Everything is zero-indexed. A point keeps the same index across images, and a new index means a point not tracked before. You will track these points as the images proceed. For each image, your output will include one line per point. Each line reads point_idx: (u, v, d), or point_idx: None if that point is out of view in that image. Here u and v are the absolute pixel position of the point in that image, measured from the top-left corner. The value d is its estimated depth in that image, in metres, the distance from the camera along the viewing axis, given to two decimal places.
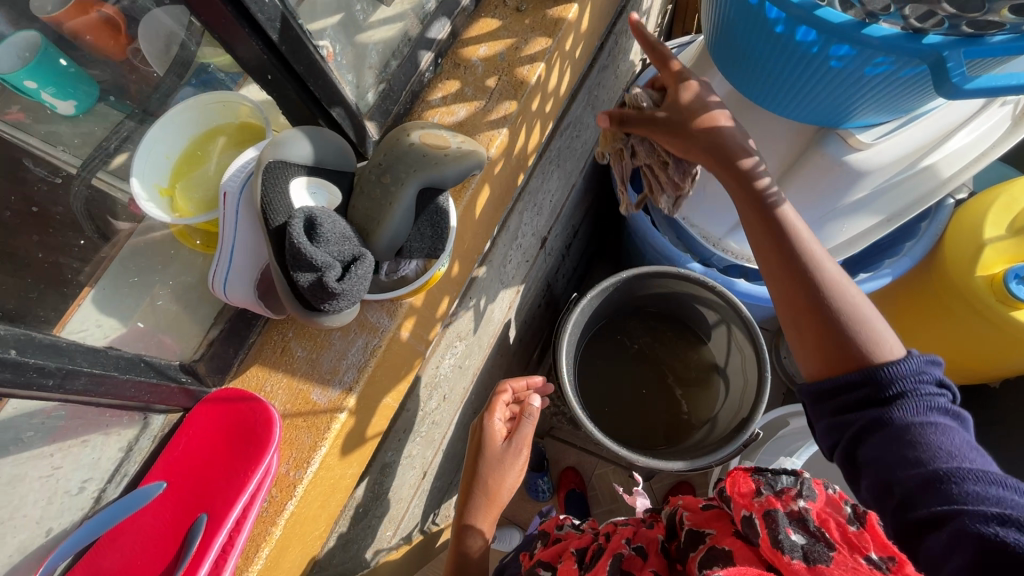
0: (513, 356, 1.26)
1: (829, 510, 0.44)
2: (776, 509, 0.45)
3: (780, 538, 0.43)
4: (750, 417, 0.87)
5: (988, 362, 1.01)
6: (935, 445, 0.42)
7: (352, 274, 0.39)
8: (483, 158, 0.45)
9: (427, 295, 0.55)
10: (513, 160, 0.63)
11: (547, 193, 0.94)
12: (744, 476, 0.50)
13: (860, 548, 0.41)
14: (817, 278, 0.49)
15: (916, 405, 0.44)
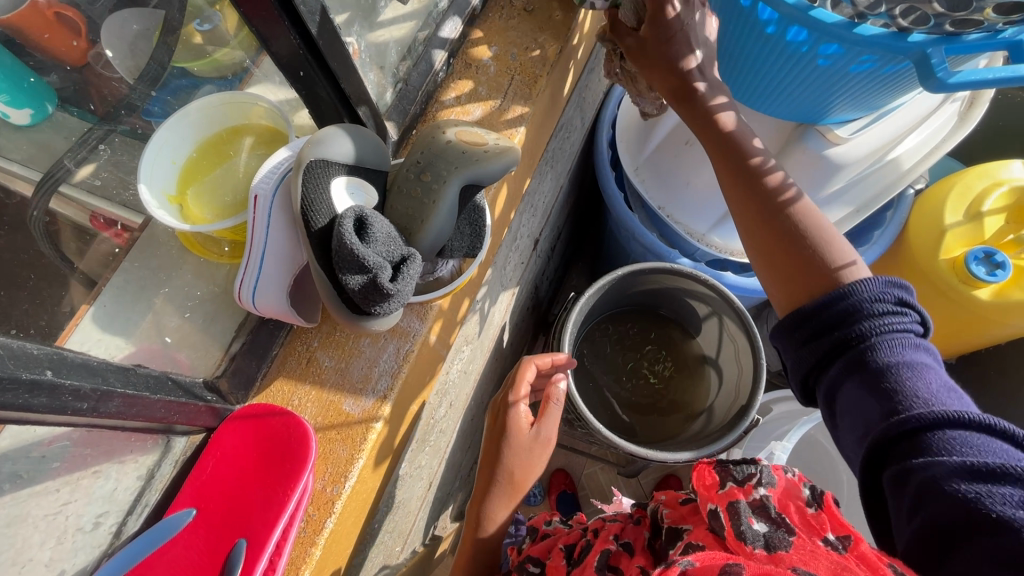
0: (505, 360, 1.25)
1: (790, 497, 0.45)
2: (738, 499, 0.45)
3: (742, 529, 0.42)
4: (750, 404, 0.89)
5: (950, 340, 1.07)
6: (901, 380, 0.39)
7: (404, 275, 0.38)
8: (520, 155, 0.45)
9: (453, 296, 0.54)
10: (525, 159, 0.63)
11: (541, 194, 0.95)
12: (706, 469, 0.50)
13: (819, 532, 0.41)
14: (788, 214, 0.47)
15: (885, 345, 0.40)
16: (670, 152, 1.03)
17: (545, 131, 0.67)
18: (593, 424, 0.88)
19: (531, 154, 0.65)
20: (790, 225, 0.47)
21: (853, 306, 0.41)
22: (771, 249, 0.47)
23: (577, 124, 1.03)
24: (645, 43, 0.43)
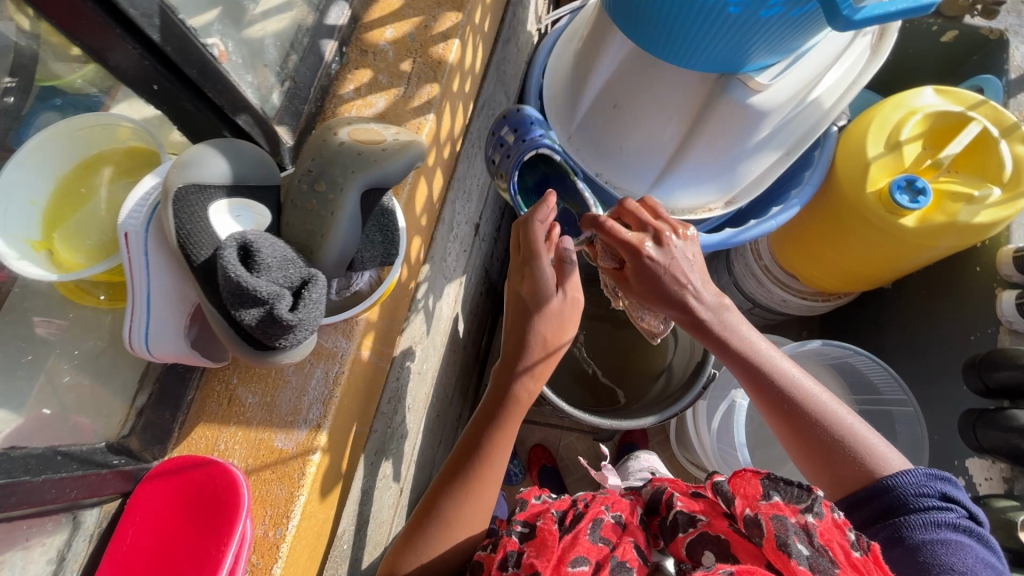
0: (464, 349, 1.23)
1: (835, 532, 0.49)
2: (785, 516, 0.50)
3: (786, 542, 0.49)
4: (705, 361, 0.91)
5: (883, 269, 1.12)
6: (942, 556, 0.48)
7: (305, 301, 0.34)
8: (424, 148, 0.41)
9: (382, 305, 0.50)
10: (443, 148, 0.60)
11: (474, 179, 0.91)
12: (756, 480, 0.55)
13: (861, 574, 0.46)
14: (812, 415, 0.59)
15: (925, 524, 0.50)
16: (600, 117, 1.01)
17: (461, 115, 0.63)
18: (556, 404, 0.89)
19: (448, 142, 0.61)
20: (818, 425, 0.58)
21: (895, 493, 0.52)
22: (808, 447, 0.58)
23: (501, 99, 0.98)
24: (646, 282, 0.60)
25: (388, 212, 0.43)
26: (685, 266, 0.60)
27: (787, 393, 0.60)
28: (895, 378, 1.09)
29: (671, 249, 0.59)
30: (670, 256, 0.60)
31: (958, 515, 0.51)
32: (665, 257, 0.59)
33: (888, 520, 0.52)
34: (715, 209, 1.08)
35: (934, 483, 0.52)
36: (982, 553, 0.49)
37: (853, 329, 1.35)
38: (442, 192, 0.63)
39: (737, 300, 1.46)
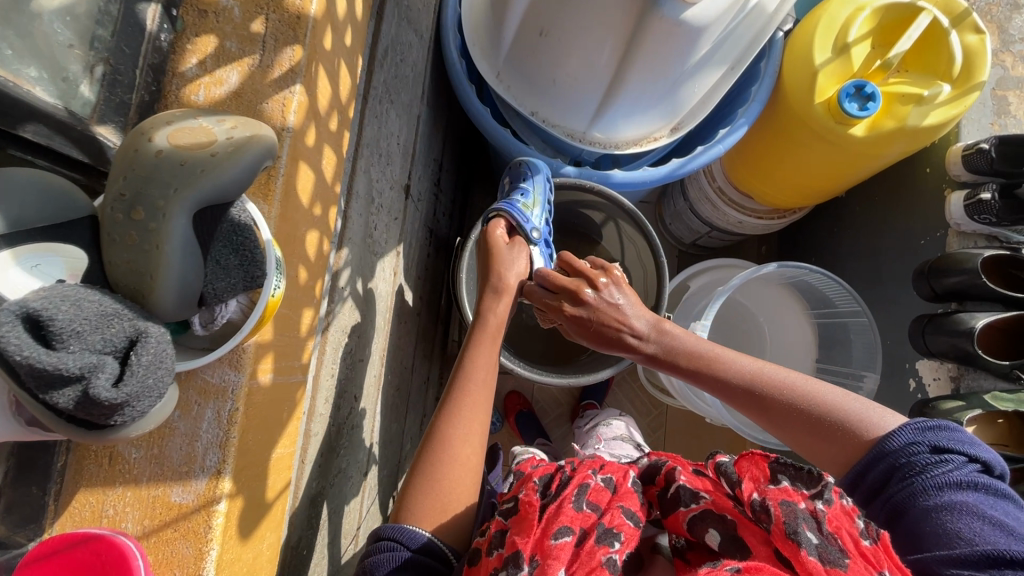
0: (419, 313, 1.18)
1: (845, 519, 0.50)
2: (795, 502, 0.52)
3: (796, 531, 0.49)
4: (660, 304, 0.88)
5: (833, 181, 1.08)
6: (946, 520, 0.51)
7: (133, 372, 0.30)
8: (272, 142, 0.33)
9: (275, 321, 0.44)
10: (328, 120, 0.51)
11: (393, 139, 0.82)
12: (766, 470, 0.57)
13: (871, 563, 0.47)
14: (792, 405, 0.63)
15: (926, 488, 0.53)
16: (527, 49, 0.91)
17: (347, 75, 0.54)
18: (512, 369, 0.86)
19: (336, 110, 0.52)
20: (804, 415, 0.62)
21: (895, 464, 0.55)
22: (803, 440, 0.62)
23: (411, 40, 0.86)
24: (590, 333, 0.72)
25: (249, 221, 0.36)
26: (607, 308, 0.71)
27: (759, 397, 0.65)
28: (850, 292, 1.09)
29: (591, 302, 0.71)
30: (595, 307, 0.71)
31: (960, 470, 0.53)
32: (588, 307, 0.71)
33: (892, 490, 0.55)
34: (660, 137, 1.01)
35: (930, 445, 0.55)
36: (993, 508, 0.51)
37: (811, 241, 1.34)
38: (340, 169, 0.55)
39: (694, 224, 1.43)
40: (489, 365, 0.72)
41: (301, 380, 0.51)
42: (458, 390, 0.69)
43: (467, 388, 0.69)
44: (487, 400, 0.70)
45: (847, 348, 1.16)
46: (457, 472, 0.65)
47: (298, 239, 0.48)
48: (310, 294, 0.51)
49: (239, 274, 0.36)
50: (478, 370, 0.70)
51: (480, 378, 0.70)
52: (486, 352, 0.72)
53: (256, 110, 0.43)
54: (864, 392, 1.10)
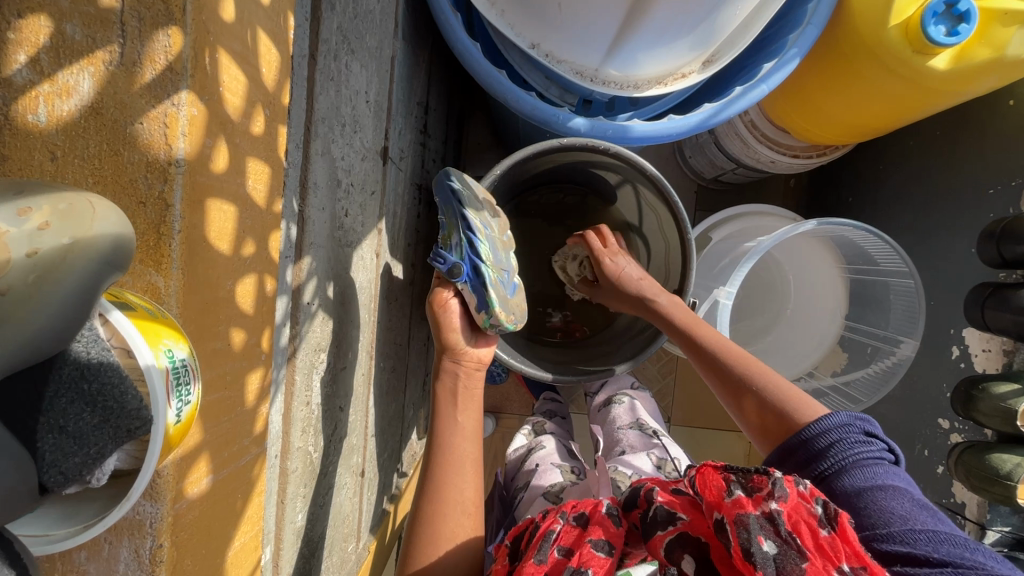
0: (412, 278, 1.07)
1: (802, 509, 0.45)
2: (747, 513, 0.46)
3: (751, 551, 0.44)
4: (685, 285, 0.77)
5: (891, 118, 0.90)
6: (880, 499, 0.50)
7: None
8: (123, 230, 0.27)
9: (200, 419, 0.34)
10: (248, 122, 0.37)
11: (360, 99, 0.66)
12: (717, 476, 0.50)
13: (832, 558, 0.42)
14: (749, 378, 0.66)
15: (859, 470, 0.52)
16: None
17: (271, 47, 0.38)
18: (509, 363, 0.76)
19: (258, 103, 0.38)
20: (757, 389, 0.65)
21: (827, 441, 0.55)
22: (751, 410, 0.65)
23: None
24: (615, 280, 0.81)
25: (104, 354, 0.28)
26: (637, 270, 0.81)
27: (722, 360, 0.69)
28: (896, 249, 0.96)
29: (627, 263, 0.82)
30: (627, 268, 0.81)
31: (881, 455, 0.54)
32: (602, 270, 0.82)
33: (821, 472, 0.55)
34: (690, 74, 0.82)
35: (861, 427, 0.55)
36: (916, 494, 0.50)
37: (851, 180, 1.18)
38: (277, 179, 0.41)
39: (718, 159, 1.22)
40: (462, 424, 0.66)
41: (257, 453, 0.42)
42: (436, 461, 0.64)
43: (445, 456, 0.64)
44: (477, 459, 0.65)
45: (884, 308, 1.06)
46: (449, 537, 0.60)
47: (223, 299, 0.36)
48: (254, 351, 0.40)
49: (109, 427, 0.28)
50: (454, 437, 0.65)
51: (452, 441, 0.65)
52: (451, 411, 0.67)
53: (126, 134, 0.30)
54: (898, 358, 1.02)
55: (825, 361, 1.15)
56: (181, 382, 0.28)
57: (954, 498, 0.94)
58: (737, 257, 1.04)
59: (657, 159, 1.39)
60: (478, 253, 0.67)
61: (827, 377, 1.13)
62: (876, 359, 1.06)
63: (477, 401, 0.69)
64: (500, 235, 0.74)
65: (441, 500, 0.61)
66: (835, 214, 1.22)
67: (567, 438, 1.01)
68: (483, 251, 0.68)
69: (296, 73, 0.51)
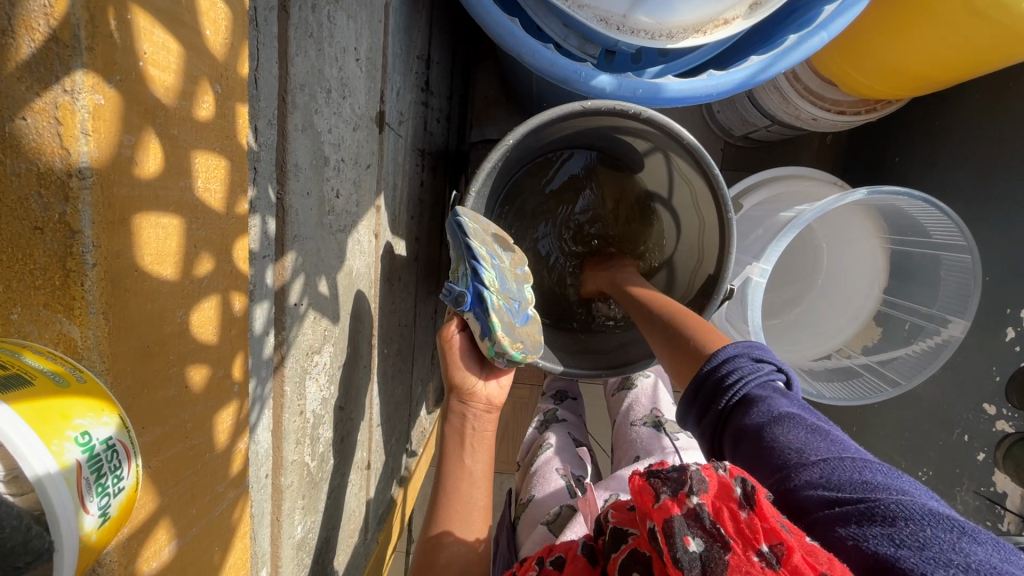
0: (416, 251, 0.99)
1: (722, 490, 0.36)
2: (670, 514, 0.37)
3: (677, 556, 0.35)
4: (721, 272, 0.67)
5: (959, 69, 0.79)
6: (776, 429, 0.45)
7: None
8: None
9: (149, 485, 0.28)
10: (190, 105, 0.28)
11: (347, 58, 0.56)
12: (639, 479, 0.41)
13: (753, 541, 0.34)
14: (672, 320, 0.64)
15: (756, 401, 0.48)
16: None
17: (217, 0, 0.29)
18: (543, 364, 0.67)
19: (202, 76, 0.29)
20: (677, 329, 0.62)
21: (723, 373, 0.51)
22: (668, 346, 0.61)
23: None
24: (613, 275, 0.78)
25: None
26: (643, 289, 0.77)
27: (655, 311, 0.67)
28: (954, 221, 0.86)
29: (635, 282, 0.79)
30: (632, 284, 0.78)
31: (772, 378, 0.50)
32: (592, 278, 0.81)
33: (723, 409, 0.50)
34: (734, 20, 0.69)
35: (751, 354, 0.52)
36: (809, 417, 0.46)
37: (901, 139, 1.06)
38: (239, 172, 0.33)
39: (751, 116, 1.10)
40: (470, 470, 0.64)
41: (237, 495, 0.37)
42: (443, 508, 0.62)
43: (453, 505, 0.62)
44: (485, 509, 0.64)
45: (932, 284, 0.96)
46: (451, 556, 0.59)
47: (170, 335, 0.29)
48: (222, 384, 0.34)
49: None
50: (463, 484, 0.63)
51: (461, 487, 0.62)
52: (461, 455, 0.64)
53: (7, 133, 0.22)
54: (944, 338, 0.94)
55: (856, 337, 1.04)
56: (99, 475, 0.24)
57: (994, 487, 0.89)
58: (773, 228, 0.95)
59: (682, 113, 1.26)
60: (481, 281, 0.60)
61: (858, 354, 1.02)
62: (918, 338, 0.97)
63: (487, 446, 0.66)
64: (513, 265, 0.66)
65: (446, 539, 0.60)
66: (879, 176, 1.11)
67: (578, 427, 1.05)
68: (488, 278, 0.61)
69: (263, 29, 0.41)
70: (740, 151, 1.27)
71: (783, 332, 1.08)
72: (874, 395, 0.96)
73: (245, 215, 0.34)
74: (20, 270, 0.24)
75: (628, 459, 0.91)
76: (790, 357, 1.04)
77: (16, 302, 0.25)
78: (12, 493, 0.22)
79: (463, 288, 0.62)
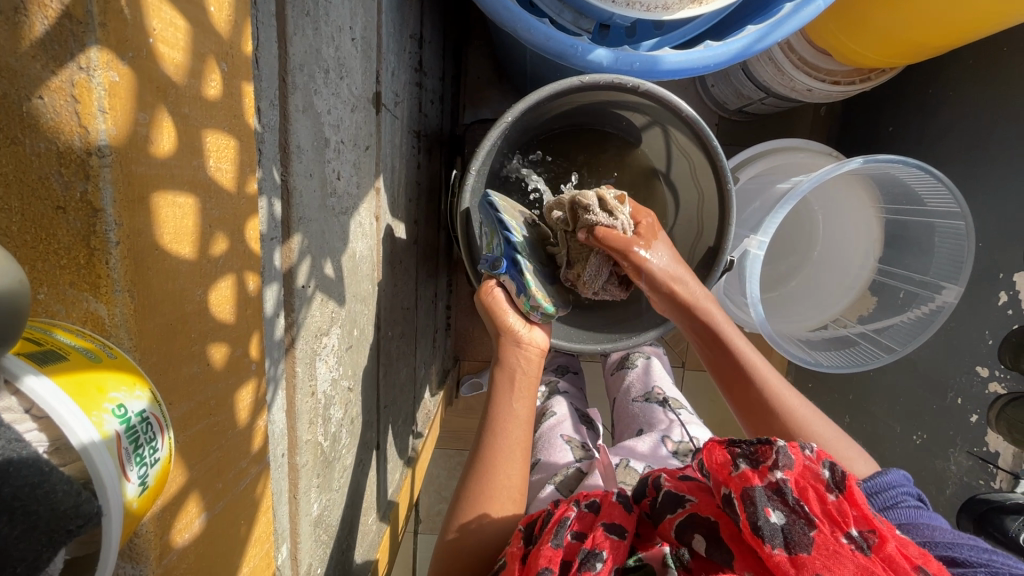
0: (416, 234, 0.99)
1: (808, 475, 0.42)
2: (754, 486, 0.43)
3: (759, 524, 0.41)
4: (722, 243, 0.68)
5: (953, 34, 0.79)
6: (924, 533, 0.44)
7: None
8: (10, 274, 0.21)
9: (181, 458, 0.29)
10: (198, 84, 0.28)
11: (344, 38, 0.55)
12: (720, 449, 0.46)
13: (840, 524, 0.39)
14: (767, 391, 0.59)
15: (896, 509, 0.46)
16: None
17: None
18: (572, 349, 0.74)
19: (209, 53, 0.29)
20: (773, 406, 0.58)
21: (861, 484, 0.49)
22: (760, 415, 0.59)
23: None
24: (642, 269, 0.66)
25: (20, 449, 0.22)
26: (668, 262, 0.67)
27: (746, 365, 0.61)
28: (948, 187, 0.87)
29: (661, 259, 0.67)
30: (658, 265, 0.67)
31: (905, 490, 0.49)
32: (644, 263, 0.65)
33: None
34: None
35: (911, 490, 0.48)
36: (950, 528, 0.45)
37: (894, 108, 1.07)
38: (246, 151, 0.33)
39: (745, 89, 1.10)
40: (515, 412, 0.64)
41: (259, 470, 0.38)
42: (485, 446, 0.62)
43: (495, 442, 0.62)
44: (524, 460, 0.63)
45: (926, 252, 0.97)
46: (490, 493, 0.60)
47: (190, 314, 0.29)
48: (243, 363, 0.34)
49: (35, 538, 0.22)
50: (506, 424, 0.63)
51: (504, 427, 0.63)
52: (506, 396, 0.66)
53: (25, 112, 0.22)
54: (938, 304, 0.95)
55: (852, 307, 1.05)
56: (136, 446, 0.25)
57: (986, 447, 0.91)
58: (770, 200, 0.96)
59: (676, 88, 1.26)
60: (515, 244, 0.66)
61: (854, 324, 1.04)
62: (912, 306, 0.98)
63: (531, 388, 0.67)
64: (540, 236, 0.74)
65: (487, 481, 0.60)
66: (874, 146, 1.12)
67: (579, 399, 1.07)
68: (519, 242, 0.67)
69: (261, 8, 0.41)
70: (735, 125, 1.27)
71: (780, 305, 1.09)
72: (870, 361, 0.98)
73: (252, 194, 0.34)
74: (45, 250, 0.25)
75: (632, 433, 0.93)
76: (788, 328, 1.05)
77: (43, 282, 0.25)
78: (58, 461, 0.23)
79: (498, 255, 0.68)
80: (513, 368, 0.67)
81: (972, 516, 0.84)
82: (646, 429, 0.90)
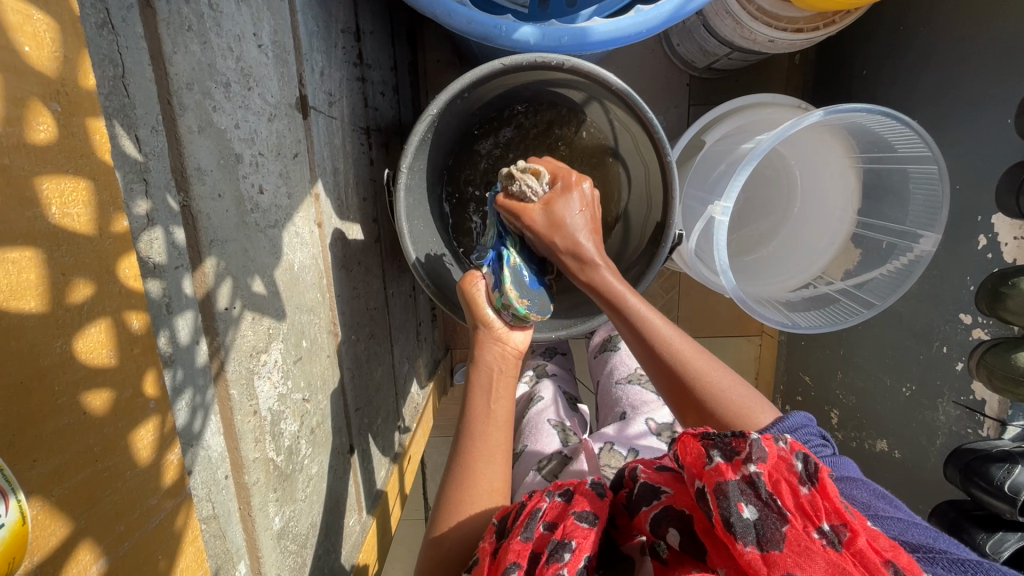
0: (380, 230, 0.97)
1: (782, 467, 0.41)
2: (727, 479, 0.42)
3: (731, 520, 0.40)
4: (669, 218, 0.66)
5: None
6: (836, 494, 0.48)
7: None
8: None
9: (38, 492, 0.34)
10: (21, 130, 0.32)
11: (246, 45, 0.53)
12: (693, 441, 0.46)
13: (813, 518, 0.38)
14: (684, 365, 0.57)
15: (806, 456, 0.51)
16: None
17: (32, 15, 0.32)
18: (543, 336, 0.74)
19: (32, 97, 0.33)
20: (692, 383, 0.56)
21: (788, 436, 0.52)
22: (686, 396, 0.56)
23: None
24: (551, 228, 0.63)
25: None
26: (576, 218, 0.63)
27: (655, 341, 0.59)
28: (920, 133, 0.83)
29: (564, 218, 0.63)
30: (563, 223, 0.63)
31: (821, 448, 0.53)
32: (543, 229, 0.63)
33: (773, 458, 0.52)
34: None
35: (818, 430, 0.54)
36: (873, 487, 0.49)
37: (865, 51, 1.01)
38: (89, 191, 0.36)
39: (709, 45, 1.05)
40: (494, 412, 0.63)
41: (175, 504, 0.45)
42: (463, 456, 0.61)
43: (473, 446, 0.61)
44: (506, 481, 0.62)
45: (902, 199, 0.93)
46: (470, 503, 0.58)
47: (49, 367, 0.35)
48: (112, 384, 0.39)
49: None
50: (484, 427, 0.62)
51: (483, 430, 0.62)
52: (484, 397, 0.65)
53: None
54: (917, 254, 0.91)
55: (835, 262, 1.01)
56: None
57: (972, 395, 0.89)
58: (735, 162, 0.92)
59: (642, 51, 1.21)
60: (504, 240, 0.69)
61: (837, 280, 1.00)
62: (892, 257, 0.94)
63: (510, 387, 0.66)
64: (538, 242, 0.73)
65: (466, 489, 0.59)
66: (850, 90, 1.06)
67: (568, 381, 1.07)
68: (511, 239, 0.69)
69: (123, 32, 0.39)
70: (706, 82, 1.22)
71: (758, 267, 1.06)
72: (848, 319, 0.94)
73: (107, 225, 0.37)
74: None
75: (614, 416, 0.93)
76: (766, 291, 1.02)
77: None
78: None
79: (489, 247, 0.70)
80: (490, 366, 0.66)
81: (959, 467, 0.81)
82: (629, 412, 0.91)
